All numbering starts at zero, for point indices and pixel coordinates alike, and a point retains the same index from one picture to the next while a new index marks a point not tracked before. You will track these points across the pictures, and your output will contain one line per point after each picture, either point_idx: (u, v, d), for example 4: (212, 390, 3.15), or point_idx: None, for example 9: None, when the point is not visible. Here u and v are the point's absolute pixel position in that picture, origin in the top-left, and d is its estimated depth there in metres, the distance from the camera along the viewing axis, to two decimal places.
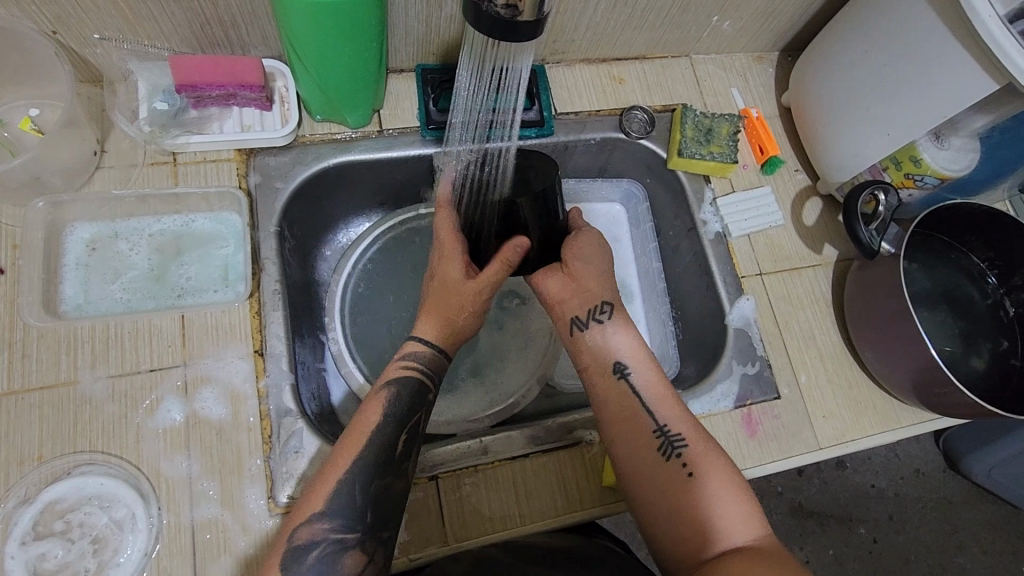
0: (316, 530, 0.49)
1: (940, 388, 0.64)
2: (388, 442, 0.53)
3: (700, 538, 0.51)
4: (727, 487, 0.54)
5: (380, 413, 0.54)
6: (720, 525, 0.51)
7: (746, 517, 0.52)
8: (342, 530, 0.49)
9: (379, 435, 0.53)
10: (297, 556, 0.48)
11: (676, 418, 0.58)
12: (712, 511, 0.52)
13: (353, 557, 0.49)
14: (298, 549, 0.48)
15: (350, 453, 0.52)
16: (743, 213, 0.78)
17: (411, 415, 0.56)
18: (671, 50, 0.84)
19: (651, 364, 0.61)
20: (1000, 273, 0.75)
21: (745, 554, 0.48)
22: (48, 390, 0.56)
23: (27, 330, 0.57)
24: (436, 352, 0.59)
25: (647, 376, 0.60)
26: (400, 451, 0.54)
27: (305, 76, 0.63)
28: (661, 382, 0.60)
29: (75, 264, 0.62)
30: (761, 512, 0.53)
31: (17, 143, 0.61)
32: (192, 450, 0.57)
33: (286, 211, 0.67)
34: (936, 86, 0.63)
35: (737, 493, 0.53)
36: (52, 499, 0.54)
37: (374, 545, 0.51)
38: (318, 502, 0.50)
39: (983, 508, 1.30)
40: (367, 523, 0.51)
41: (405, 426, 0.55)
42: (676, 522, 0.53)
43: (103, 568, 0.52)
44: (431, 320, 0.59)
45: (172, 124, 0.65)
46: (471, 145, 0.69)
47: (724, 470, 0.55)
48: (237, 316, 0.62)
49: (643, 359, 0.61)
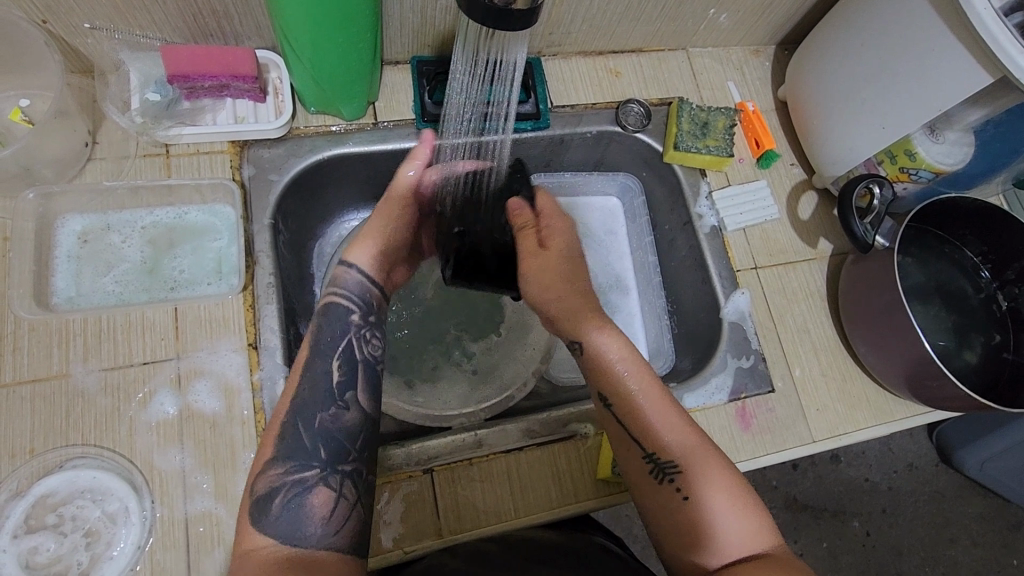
0: (272, 477, 0.49)
1: (933, 380, 0.65)
2: (328, 372, 0.53)
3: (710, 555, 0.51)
4: (727, 508, 0.52)
5: (309, 344, 0.54)
6: (729, 542, 0.51)
7: (754, 528, 0.52)
8: (299, 470, 0.49)
9: (323, 370, 0.53)
10: (262, 507, 0.48)
11: (674, 431, 0.56)
12: (719, 528, 0.52)
13: (319, 496, 0.49)
14: (261, 501, 0.48)
15: (289, 398, 0.52)
16: (739, 206, 0.79)
17: (342, 338, 0.55)
18: (668, 43, 0.83)
19: (645, 374, 0.59)
20: (993, 268, 0.75)
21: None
22: (40, 382, 0.56)
23: (19, 322, 0.57)
24: (366, 277, 0.59)
25: (642, 388, 0.58)
26: (340, 381, 0.53)
27: (299, 68, 0.62)
28: (656, 392, 0.58)
29: (66, 256, 0.61)
30: (764, 531, 0.51)
31: (7, 133, 0.61)
32: (186, 443, 0.57)
33: (281, 203, 0.67)
34: (930, 81, 0.63)
35: (737, 513, 0.52)
36: (44, 492, 0.53)
37: (338, 479, 0.50)
38: (268, 451, 0.50)
39: (975, 502, 1.31)
40: (324, 457, 0.50)
41: (338, 353, 0.54)
42: (685, 541, 0.53)
43: (95, 561, 0.52)
44: (364, 243, 0.60)
45: (164, 116, 0.64)
46: (467, 138, 0.69)
47: (727, 481, 0.54)
48: (231, 309, 0.61)
49: (636, 369, 0.59)
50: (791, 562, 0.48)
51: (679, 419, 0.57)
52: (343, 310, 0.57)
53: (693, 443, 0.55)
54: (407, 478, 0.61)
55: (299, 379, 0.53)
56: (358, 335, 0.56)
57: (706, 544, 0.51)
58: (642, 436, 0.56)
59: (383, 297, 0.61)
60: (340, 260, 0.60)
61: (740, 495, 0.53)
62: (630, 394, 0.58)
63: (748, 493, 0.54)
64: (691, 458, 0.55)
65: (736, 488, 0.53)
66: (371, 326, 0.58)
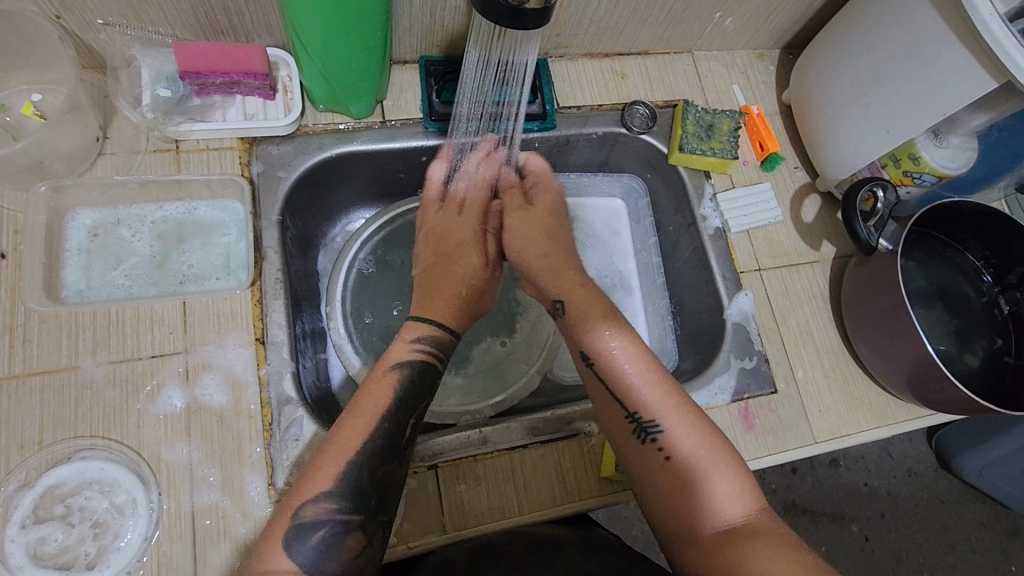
0: (319, 509, 0.48)
1: (935, 383, 0.65)
2: (395, 429, 0.54)
3: (700, 521, 0.51)
4: (709, 466, 0.53)
5: (390, 394, 0.55)
6: (718, 508, 0.51)
7: (742, 494, 0.51)
8: (345, 512, 0.49)
9: (388, 429, 0.53)
10: (298, 536, 0.47)
11: (662, 397, 0.57)
12: (707, 488, 0.52)
13: (353, 539, 0.49)
14: (302, 527, 0.48)
15: (358, 432, 0.52)
16: (743, 209, 0.79)
17: (416, 396, 0.56)
18: (673, 46, 0.84)
19: (635, 344, 0.60)
20: (995, 273, 0.76)
21: (735, 538, 0.48)
22: (49, 374, 0.56)
23: (29, 314, 0.57)
24: (444, 333, 0.62)
25: (631, 357, 0.59)
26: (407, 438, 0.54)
27: (310, 67, 0.63)
28: (643, 361, 0.59)
29: (77, 250, 0.61)
30: (750, 488, 0.52)
31: (19, 128, 0.61)
32: (192, 437, 0.57)
33: (289, 200, 0.67)
34: (936, 84, 0.63)
35: (720, 470, 0.52)
36: (52, 483, 0.54)
37: (374, 528, 0.50)
38: (320, 485, 0.49)
39: (973, 508, 1.32)
40: (370, 506, 0.50)
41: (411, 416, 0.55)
42: (676, 506, 0.52)
43: (103, 552, 0.53)
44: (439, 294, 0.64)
45: (175, 112, 0.65)
46: (478, 136, 0.70)
47: (717, 448, 0.54)
48: (239, 304, 0.62)
49: (626, 341, 0.60)
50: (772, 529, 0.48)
51: (666, 386, 0.58)
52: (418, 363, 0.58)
53: (680, 409, 0.56)
54: (412, 473, 0.61)
55: (369, 431, 0.52)
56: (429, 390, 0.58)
57: (697, 503, 0.51)
58: (631, 402, 0.57)
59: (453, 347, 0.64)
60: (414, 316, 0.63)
61: (730, 461, 0.53)
62: (617, 362, 0.59)
63: (738, 461, 0.54)
64: (679, 424, 0.55)
65: (725, 455, 0.53)
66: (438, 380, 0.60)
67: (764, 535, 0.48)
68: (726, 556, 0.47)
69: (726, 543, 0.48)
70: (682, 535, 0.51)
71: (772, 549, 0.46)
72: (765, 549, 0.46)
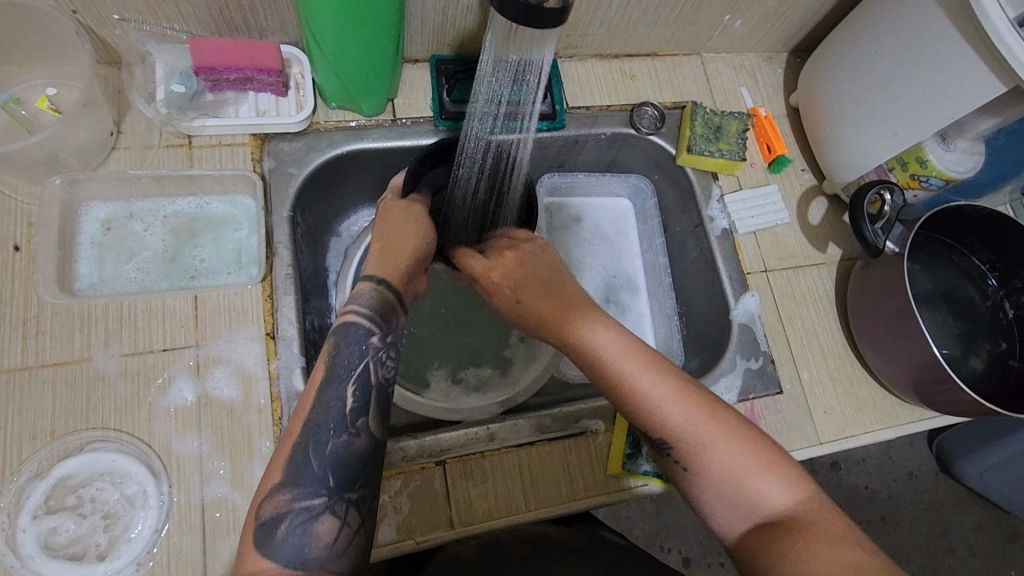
0: (280, 502, 0.46)
1: (941, 385, 0.65)
2: (343, 398, 0.51)
3: (736, 521, 0.48)
4: (734, 465, 0.48)
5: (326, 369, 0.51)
6: (754, 508, 0.47)
7: (779, 485, 0.47)
8: (307, 497, 0.46)
9: (336, 395, 0.51)
10: (266, 533, 0.45)
11: (673, 398, 0.52)
12: (739, 489, 0.48)
13: (325, 523, 0.46)
14: (265, 526, 0.46)
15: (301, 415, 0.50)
16: (750, 210, 0.79)
17: (359, 362, 0.52)
18: (682, 48, 0.84)
19: (632, 344, 0.55)
20: (1000, 276, 0.76)
21: (780, 538, 0.45)
22: (62, 366, 0.57)
23: (42, 306, 0.58)
24: (387, 291, 0.56)
25: (631, 361, 0.53)
26: (354, 407, 0.51)
27: (323, 64, 0.63)
28: (644, 361, 0.54)
29: (90, 243, 0.62)
30: (785, 479, 0.48)
31: (34, 121, 0.62)
32: (203, 430, 0.57)
33: (300, 196, 0.68)
34: (945, 88, 0.63)
35: (747, 467, 0.48)
36: (64, 474, 0.54)
37: (345, 507, 0.47)
38: (276, 476, 0.47)
39: (974, 512, 1.32)
40: (333, 485, 0.48)
41: (352, 378, 0.52)
42: (708, 508, 0.49)
43: (113, 543, 0.53)
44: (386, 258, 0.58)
45: (189, 107, 0.65)
46: (490, 136, 0.69)
47: (742, 441, 0.49)
48: (250, 298, 0.62)
49: (623, 345, 0.54)
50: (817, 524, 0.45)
51: (674, 383, 0.53)
52: (363, 330, 0.54)
53: (693, 409, 0.51)
54: (419, 469, 0.61)
55: (311, 403, 0.50)
56: (375, 358, 0.53)
57: (735, 508, 0.48)
58: (636, 414, 0.52)
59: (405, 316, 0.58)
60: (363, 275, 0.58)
61: (759, 454, 0.49)
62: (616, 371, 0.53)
63: (768, 449, 0.50)
64: (694, 428, 0.50)
65: (751, 445, 0.49)
66: (388, 347, 0.55)
67: (807, 528, 0.45)
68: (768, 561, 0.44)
69: (763, 545, 0.45)
70: (718, 534, 0.49)
71: (818, 547, 0.43)
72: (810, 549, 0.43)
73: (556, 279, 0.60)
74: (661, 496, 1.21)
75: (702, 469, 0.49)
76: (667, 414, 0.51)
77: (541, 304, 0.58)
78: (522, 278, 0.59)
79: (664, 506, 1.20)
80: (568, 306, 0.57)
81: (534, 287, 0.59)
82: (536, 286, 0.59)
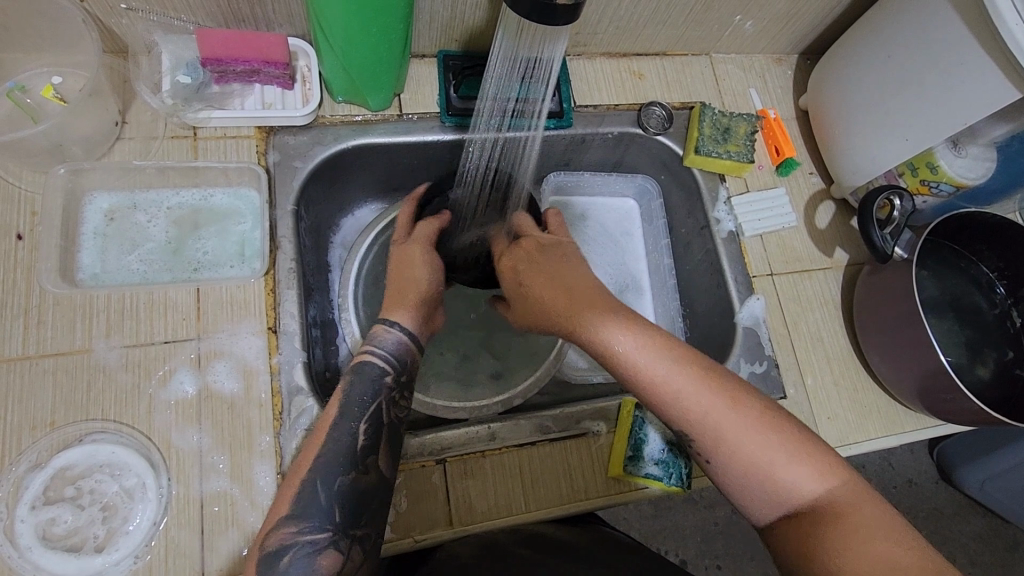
0: (285, 535, 0.47)
1: (947, 394, 0.65)
2: (351, 435, 0.52)
3: (765, 509, 0.47)
4: (768, 455, 0.47)
5: (339, 407, 0.53)
6: (795, 497, 0.46)
7: (810, 473, 0.46)
8: (312, 531, 0.48)
9: (346, 432, 0.52)
10: (270, 563, 0.46)
11: (694, 390, 0.50)
12: (778, 480, 0.46)
13: (328, 557, 0.47)
14: (269, 556, 0.47)
15: (310, 458, 0.50)
16: (757, 213, 0.79)
17: (372, 400, 0.53)
18: (691, 48, 0.84)
19: (654, 340, 0.52)
20: (1009, 285, 0.75)
21: (826, 525, 0.44)
22: (62, 356, 0.56)
23: (44, 295, 0.58)
24: (405, 336, 0.57)
25: (652, 357, 0.51)
26: (364, 443, 0.52)
27: (330, 58, 0.63)
28: (667, 352, 0.52)
29: (93, 233, 0.61)
30: (823, 469, 0.47)
31: (39, 110, 0.62)
32: (203, 423, 0.57)
33: (304, 190, 0.67)
34: (959, 93, 0.63)
35: (783, 456, 0.47)
36: (62, 465, 0.54)
37: (349, 543, 0.48)
38: (283, 508, 0.48)
39: (973, 521, 1.31)
40: (338, 520, 0.49)
41: (364, 416, 0.53)
42: (744, 499, 0.48)
43: (111, 536, 0.53)
44: (400, 301, 0.58)
45: (195, 98, 0.65)
46: (495, 133, 0.69)
47: (766, 430, 0.48)
48: (252, 292, 0.62)
49: (647, 342, 0.52)
50: (852, 514, 0.44)
51: (698, 373, 0.50)
52: (376, 369, 0.55)
53: (720, 401, 0.49)
54: (419, 467, 0.61)
55: (321, 443, 0.51)
56: (387, 398, 0.54)
57: (773, 497, 0.47)
58: (659, 408, 0.51)
59: (421, 354, 0.58)
60: (381, 317, 0.58)
61: (793, 443, 0.47)
62: (638, 365, 0.51)
63: (795, 433, 0.48)
64: (719, 420, 0.48)
65: (777, 434, 0.48)
66: (401, 387, 0.56)
67: (838, 518, 0.44)
68: (798, 553, 0.44)
69: (805, 536, 0.45)
70: (747, 516, 0.49)
71: (852, 540, 0.43)
72: (846, 544, 0.43)
73: (564, 265, 0.57)
74: (658, 497, 1.20)
75: (728, 464, 0.48)
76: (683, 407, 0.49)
77: (549, 292, 0.55)
78: (527, 265, 0.58)
79: (661, 508, 1.20)
80: (584, 296, 0.55)
81: (542, 272, 0.57)
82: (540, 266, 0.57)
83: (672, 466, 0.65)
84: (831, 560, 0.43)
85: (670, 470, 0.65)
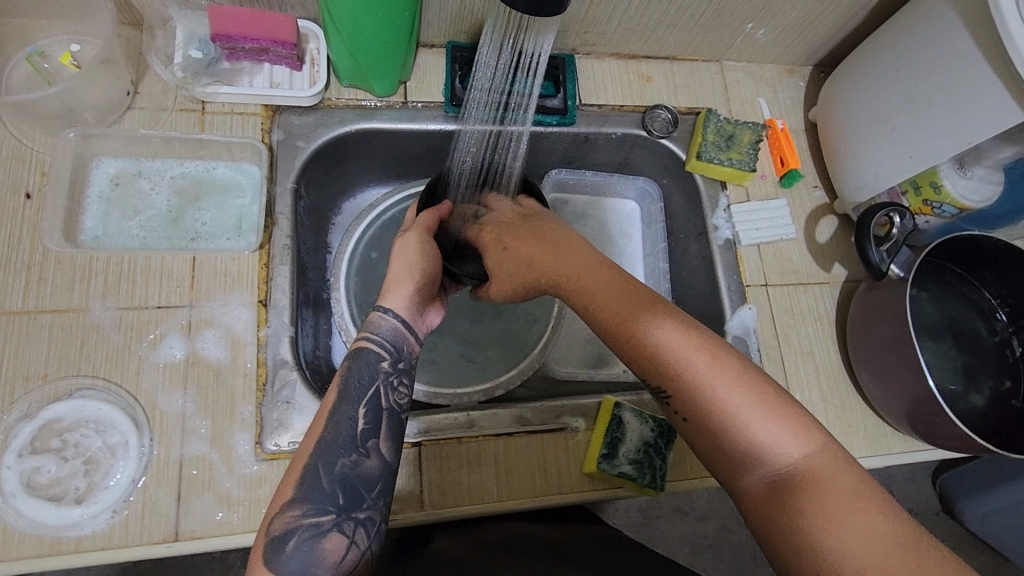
0: (289, 518, 0.48)
1: (933, 417, 0.64)
2: (353, 420, 0.52)
3: (743, 471, 0.44)
4: (739, 412, 0.45)
5: (337, 393, 0.53)
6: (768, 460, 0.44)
7: (785, 434, 0.44)
8: (315, 514, 0.48)
9: (347, 417, 0.52)
10: (275, 549, 0.47)
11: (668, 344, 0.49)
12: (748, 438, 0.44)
13: (333, 540, 0.48)
14: (274, 541, 0.47)
15: (312, 440, 0.51)
16: (755, 222, 0.78)
17: (370, 385, 0.54)
18: (703, 53, 0.83)
19: (631, 294, 0.53)
20: (1011, 312, 0.74)
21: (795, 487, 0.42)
22: (59, 313, 0.58)
23: (47, 254, 0.60)
24: (396, 322, 0.57)
25: (627, 310, 0.52)
26: (364, 428, 0.52)
27: (338, 42, 0.64)
28: (643, 306, 0.52)
29: (97, 197, 0.64)
30: (801, 433, 0.44)
31: (55, 74, 0.64)
32: (188, 388, 0.59)
33: (305, 168, 0.69)
34: (963, 113, 0.62)
35: (754, 414, 0.45)
36: (51, 417, 0.56)
37: (352, 526, 0.49)
38: (287, 493, 0.49)
39: (971, 556, 1.28)
40: (341, 503, 0.49)
41: (363, 401, 0.53)
42: (717, 462, 0.46)
43: (92, 488, 0.55)
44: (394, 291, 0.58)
45: (204, 72, 0.66)
46: (488, 125, 0.70)
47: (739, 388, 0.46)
48: (246, 265, 0.63)
49: (622, 295, 0.53)
50: (822, 477, 0.42)
51: (676, 323, 0.50)
52: (374, 356, 0.56)
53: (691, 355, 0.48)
54: None
55: (324, 424, 0.52)
56: (386, 383, 0.55)
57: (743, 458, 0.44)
58: (635, 362, 0.51)
59: (419, 345, 0.59)
60: (376, 304, 0.59)
61: (768, 403, 0.45)
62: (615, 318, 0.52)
63: (776, 396, 0.46)
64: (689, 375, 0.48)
65: (753, 388, 0.46)
66: (400, 372, 0.56)
67: (818, 483, 0.41)
68: (770, 517, 0.42)
69: (775, 498, 0.42)
70: (724, 480, 0.46)
71: (828, 510, 0.40)
72: (818, 511, 0.40)
73: (547, 231, 0.60)
74: (647, 504, 1.20)
75: (702, 421, 0.47)
76: (654, 361, 0.49)
77: (535, 253, 0.58)
78: (511, 231, 0.61)
79: (650, 516, 1.19)
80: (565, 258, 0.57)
81: (525, 237, 0.60)
82: (526, 237, 0.60)
83: (646, 467, 0.65)
84: (797, 523, 0.41)
85: (645, 470, 0.64)
